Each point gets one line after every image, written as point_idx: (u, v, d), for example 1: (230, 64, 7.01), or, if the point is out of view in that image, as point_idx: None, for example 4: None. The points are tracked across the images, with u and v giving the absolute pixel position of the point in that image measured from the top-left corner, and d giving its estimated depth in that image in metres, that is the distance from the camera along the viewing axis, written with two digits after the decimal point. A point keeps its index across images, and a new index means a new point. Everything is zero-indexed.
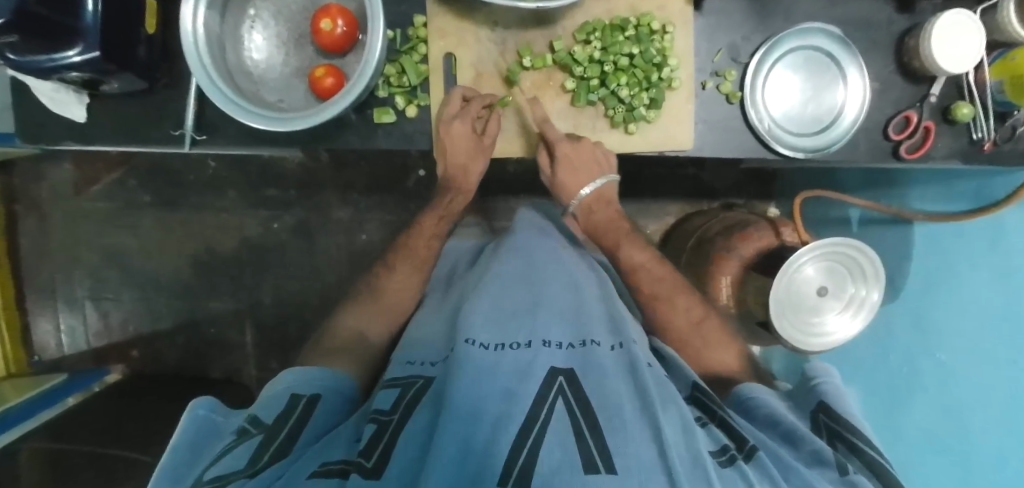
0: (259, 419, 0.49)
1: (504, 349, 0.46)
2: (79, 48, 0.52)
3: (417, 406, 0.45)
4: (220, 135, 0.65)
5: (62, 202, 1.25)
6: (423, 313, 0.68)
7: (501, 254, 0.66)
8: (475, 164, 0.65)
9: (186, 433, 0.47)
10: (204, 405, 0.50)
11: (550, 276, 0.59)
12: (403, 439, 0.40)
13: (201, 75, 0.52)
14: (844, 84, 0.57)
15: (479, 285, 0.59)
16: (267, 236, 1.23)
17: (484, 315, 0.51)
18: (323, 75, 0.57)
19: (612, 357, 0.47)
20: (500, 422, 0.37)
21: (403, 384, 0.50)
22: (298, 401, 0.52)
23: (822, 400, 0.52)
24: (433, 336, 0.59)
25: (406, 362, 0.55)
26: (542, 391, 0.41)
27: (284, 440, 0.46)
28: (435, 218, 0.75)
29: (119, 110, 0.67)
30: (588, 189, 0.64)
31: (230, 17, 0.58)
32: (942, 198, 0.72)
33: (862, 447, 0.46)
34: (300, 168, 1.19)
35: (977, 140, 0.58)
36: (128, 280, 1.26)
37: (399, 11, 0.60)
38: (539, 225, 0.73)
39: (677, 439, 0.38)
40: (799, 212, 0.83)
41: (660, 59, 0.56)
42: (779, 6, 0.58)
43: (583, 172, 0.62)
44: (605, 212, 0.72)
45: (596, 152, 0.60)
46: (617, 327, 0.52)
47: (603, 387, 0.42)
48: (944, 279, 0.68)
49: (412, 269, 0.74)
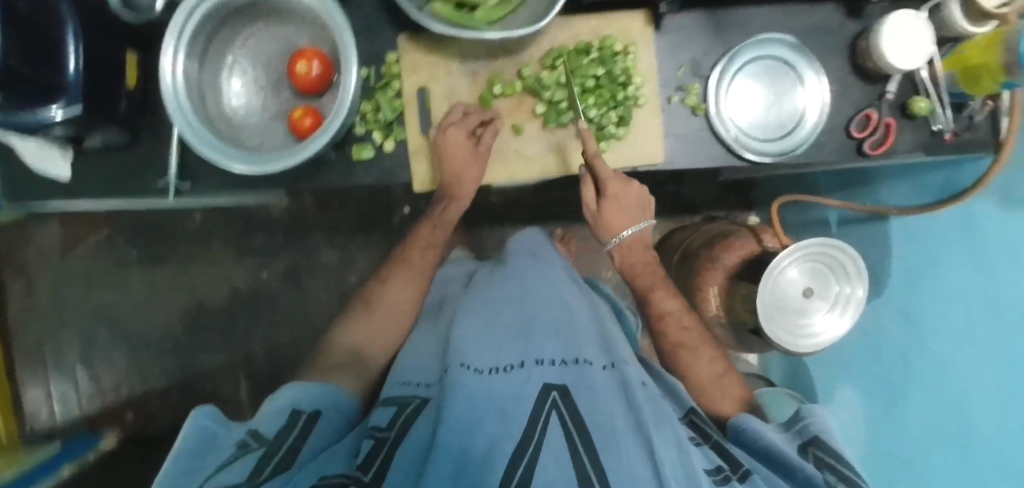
0: (261, 429, 0.45)
1: (497, 372, 0.45)
2: (63, 101, 0.53)
3: (417, 421, 0.45)
4: (202, 183, 0.66)
5: (50, 266, 1.24)
6: (416, 336, 0.67)
7: (492, 277, 0.66)
8: (470, 172, 0.60)
9: (185, 444, 0.41)
10: (206, 413, 0.44)
11: (541, 295, 0.59)
12: (402, 453, 0.41)
13: (182, 121, 0.53)
14: (803, 87, 0.60)
15: (468, 307, 0.59)
16: (258, 283, 1.23)
17: (480, 337, 0.51)
18: (301, 116, 0.59)
19: (604, 376, 0.47)
20: (496, 442, 0.37)
21: (399, 402, 0.49)
22: (296, 420, 0.48)
23: (816, 435, 0.47)
24: (427, 360, 0.58)
25: (401, 382, 0.54)
26: (537, 407, 0.41)
27: (287, 452, 0.44)
28: (426, 231, 0.70)
29: (102, 165, 0.67)
30: (631, 232, 0.64)
31: (209, 67, 0.60)
32: (914, 191, 0.74)
33: (853, 477, 0.42)
34: (286, 214, 1.21)
35: (937, 131, 0.61)
36: (119, 339, 1.25)
37: (373, 51, 0.62)
38: (534, 248, 0.72)
39: (672, 457, 0.38)
40: (778, 218, 0.85)
41: (624, 78, 0.58)
42: (734, 21, 0.60)
43: (629, 211, 0.63)
44: (641, 254, 0.67)
45: (641, 192, 0.62)
46: (608, 347, 0.52)
47: (595, 402, 0.42)
48: (926, 270, 0.69)
49: (406, 282, 0.69)
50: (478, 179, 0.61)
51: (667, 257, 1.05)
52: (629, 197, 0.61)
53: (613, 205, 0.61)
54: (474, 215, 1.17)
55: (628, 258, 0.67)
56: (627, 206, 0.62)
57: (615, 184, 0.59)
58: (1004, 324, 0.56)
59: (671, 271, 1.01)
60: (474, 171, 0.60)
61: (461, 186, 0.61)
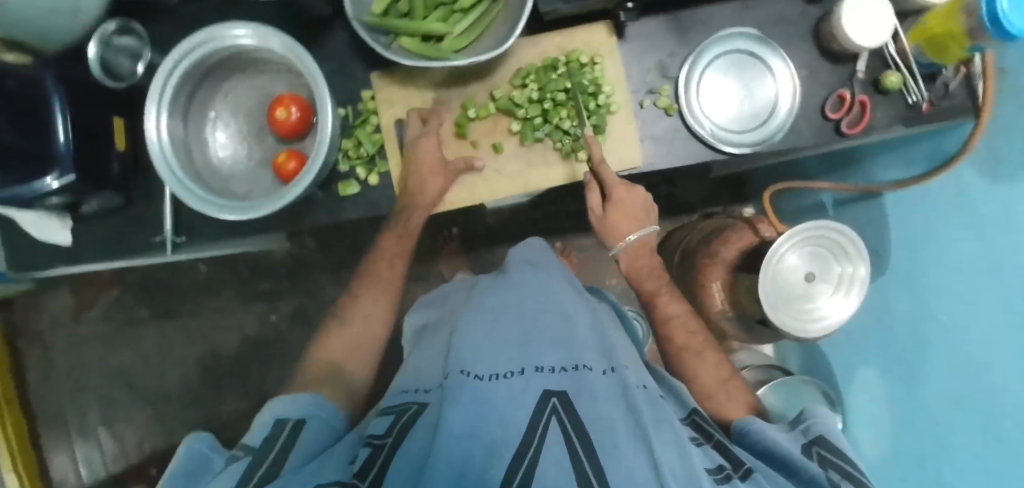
0: (246, 441, 0.44)
1: (499, 377, 0.43)
2: (57, 172, 0.56)
3: (412, 429, 0.41)
4: (197, 235, 0.67)
5: (64, 333, 1.26)
6: (420, 345, 0.62)
7: (490, 286, 0.64)
8: (436, 182, 0.60)
9: (176, 468, 0.42)
10: (197, 440, 0.44)
11: (539, 301, 0.57)
12: (400, 457, 0.38)
13: (170, 178, 0.55)
14: (772, 76, 0.61)
15: (462, 316, 0.57)
16: (266, 328, 1.24)
17: (480, 342, 0.50)
18: (285, 160, 0.60)
19: (605, 381, 0.45)
20: (495, 449, 0.35)
21: (397, 411, 0.46)
22: (282, 427, 0.46)
23: (820, 434, 0.46)
24: (427, 363, 0.55)
25: (402, 391, 0.51)
26: (536, 414, 0.39)
27: (274, 458, 0.41)
28: (393, 238, 0.66)
29: (100, 228, 0.69)
30: (635, 236, 0.66)
31: (193, 123, 0.62)
32: (903, 164, 0.73)
33: (858, 475, 0.41)
34: (289, 257, 1.22)
35: (914, 103, 0.61)
36: (136, 398, 1.26)
37: (348, 90, 0.63)
38: (537, 258, 0.69)
39: (671, 458, 0.37)
40: (770, 207, 0.85)
41: (594, 88, 0.59)
42: (696, 19, 0.61)
43: (635, 216, 0.65)
44: (647, 260, 0.68)
45: (644, 198, 0.65)
46: (608, 352, 0.51)
47: (595, 408, 0.40)
48: (926, 240, 0.67)
49: (379, 294, 0.66)
50: (442, 187, 0.60)
51: (667, 259, 1.04)
52: (633, 202, 0.64)
53: (619, 209, 0.63)
54: (472, 238, 1.17)
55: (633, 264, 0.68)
56: (631, 211, 0.64)
57: (619, 189, 0.61)
58: (1003, 276, 0.53)
59: (673, 272, 1.00)
60: (439, 181, 0.60)
61: (424, 190, 0.60)
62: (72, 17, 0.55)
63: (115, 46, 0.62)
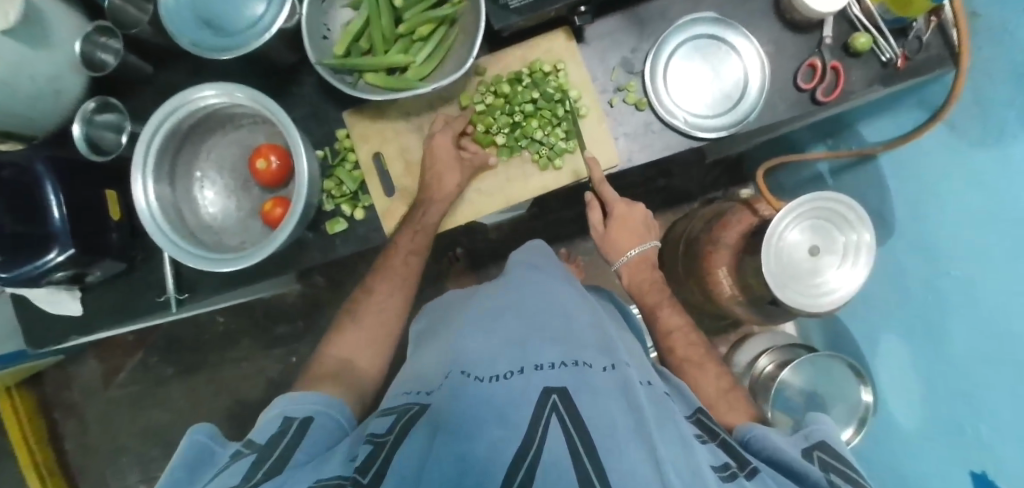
0: (253, 437, 0.44)
1: (497, 379, 0.42)
2: (57, 249, 0.57)
3: (412, 429, 0.39)
4: (201, 289, 0.68)
5: (95, 400, 1.29)
6: (416, 353, 0.60)
7: (490, 289, 0.63)
8: (451, 176, 0.60)
9: (182, 461, 0.42)
10: (203, 429, 0.45)
11: (537, 302, 0.56)
12: (397, 460, 0.36)
13: (163, 240, 0.56)
14: (738, 54, 0.60)
15: (461, 323, 0.56)
16: (288, 372, 1.24)
17: (479, 348, 0.48)
18: (271, 207, 0.62)
19: (606, 377, 0.43)
20: (495, 447, 0.34)
21: (398, 411, 0.44)
22: (289, 424, 0.46)
23: (823, 440, 0.46)
24: (427, 364, 0.53)
25: (403, 392, 0.49)
26: (537, 410, 0.37)
27: (283, 452, 0.41)
28: (408, 230, 0.61)
29: (108, 294, 0.71)
30: (633, 251, 0.70)
31: (180, 184, 0.63)
32: (892, 122, 0.72)
33: (860, 481, 0.41)
34: (302, 297, 1.24)
35: (888, 61, 0.60)
36: (171, 455, 1.27)
37: (324, 132, 0.65)
38: (534, 259, 0.69)
39: (675, 455, 0.36)
40: (766, 185, 0.83)
41: (560, 95, 0.60)
42: (653, 12, 0.61)
43: (636, 232, 0.70)
44: (648, 272, 0.71)
45: (644, 218, 0.71)
46: (608, 350, 0.49)
47: (596, 403, 0.38)
48: (927, 194, 0.65)
49: (394, 282, 0.64)
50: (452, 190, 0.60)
51: (673, 251, 1.03)
52: (634, 217, 0.70)
53: (620, 222, 0.69)
54: (477, 256, 1.17)
55: (633, 273, 0.70)
56: (632, 224, 0.70)
57: (621, 206, 0.69)
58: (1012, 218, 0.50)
59: (679, 264, 0.98)
60: (445, 185, 0.60)
61: (440, 185, 0.60)
62: (55, 99, 0.60)
63: (97, 123, 0.65)
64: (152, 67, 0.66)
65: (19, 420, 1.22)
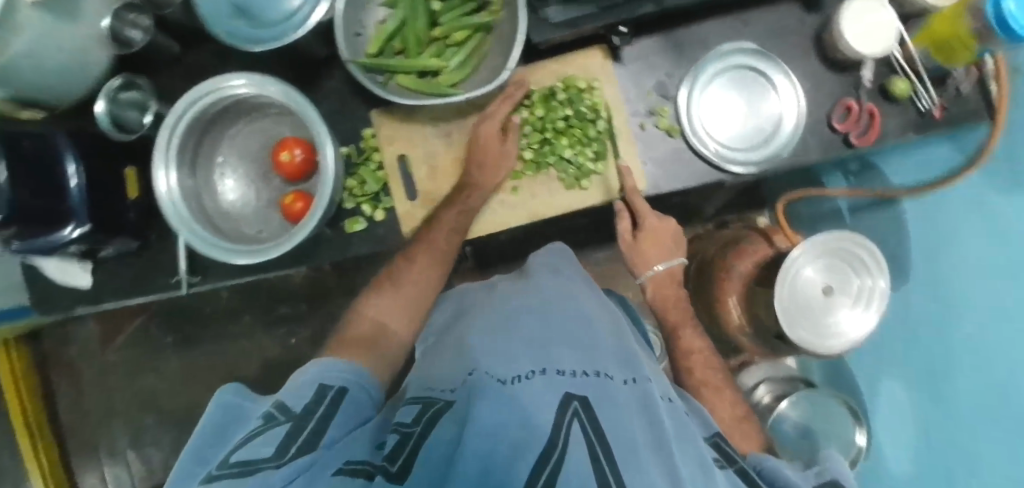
0: (285, 402, 0.42)
1: (521, 379, 0.42)
2: (72, 224, 0.57)
3: (440, 420, 0.40)
4: (212, 274, 0.68)
5: (92, 360, 1.29)
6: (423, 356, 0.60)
7: (509, 288, 0.62)
8: (503, 161, 0.60)
9: (211, 419, 0.43)
10: (231, 389, 0.46)
11: (558, 309, 0.55)
12: (427, 448, 0.36)
13: (184, 227, 0.56)
14: (774, 90, 0.60)
15: (480, 320, 0.56)
16: (287, 352, 1.24)
17: (499, 348, 0.48)
18: (292, 201, 0.62)
19: (626, 391, 0.43)
20: (518, 447, 0.33)
21: (426, 400, 0.44)
22: (324, 395, 0.44)
23: (836, 479, 0.46)
24: (440, 362, 0.53)
25: (427, 384, 0.49)
26: (558, 415, 0.37)
27: (316, 426, 0.39)
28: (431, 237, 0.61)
29: (118, 269, 0.71)
30: (659, 268, 0.69)
31: (201, 171, 0.63)
32: (918, 168, 0.71)
33: None
34: (306, 280, 1.24)
35: (925, 110, 0.60)
36: (164, 422, 1.28)
37: (350, 128, 0.65)
38: (555, 264, 0.68)
39: (693, 478, 0.36)
40: (783, 216, 0.81)
41: (593, 115, 0.60)
42: (693, 38, 0.61)
43: (664, 246, 0.69)
44: (675, 291, 0.71)
45: (673, 231, 0.70)
46: (629, 363, 0.49)
47: (618, 417, 0.38)
48: (951, 239, 0.65)
49: None
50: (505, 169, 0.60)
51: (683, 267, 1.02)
52: (660, 233, 0.69)
53: (650, 236, 0.68)
54: (485, 255, 1.16)
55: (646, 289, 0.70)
56: (659, 240, 0.69)
57: (651, 218, 0.67)
58: None
59: (688, 285, 0.98)
60: (475, 190, 0.60)
61: (465, 200, 0.60)
62: (82, 72, 0.60)
63: (121, 100, 0.63)
64: (180, 47, 0.66)
65: (14, 372, 1.22)
